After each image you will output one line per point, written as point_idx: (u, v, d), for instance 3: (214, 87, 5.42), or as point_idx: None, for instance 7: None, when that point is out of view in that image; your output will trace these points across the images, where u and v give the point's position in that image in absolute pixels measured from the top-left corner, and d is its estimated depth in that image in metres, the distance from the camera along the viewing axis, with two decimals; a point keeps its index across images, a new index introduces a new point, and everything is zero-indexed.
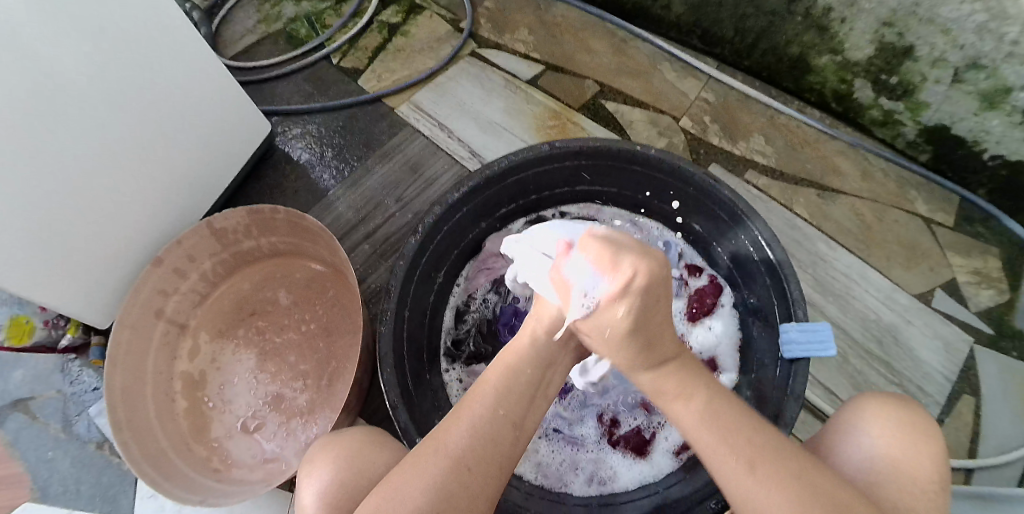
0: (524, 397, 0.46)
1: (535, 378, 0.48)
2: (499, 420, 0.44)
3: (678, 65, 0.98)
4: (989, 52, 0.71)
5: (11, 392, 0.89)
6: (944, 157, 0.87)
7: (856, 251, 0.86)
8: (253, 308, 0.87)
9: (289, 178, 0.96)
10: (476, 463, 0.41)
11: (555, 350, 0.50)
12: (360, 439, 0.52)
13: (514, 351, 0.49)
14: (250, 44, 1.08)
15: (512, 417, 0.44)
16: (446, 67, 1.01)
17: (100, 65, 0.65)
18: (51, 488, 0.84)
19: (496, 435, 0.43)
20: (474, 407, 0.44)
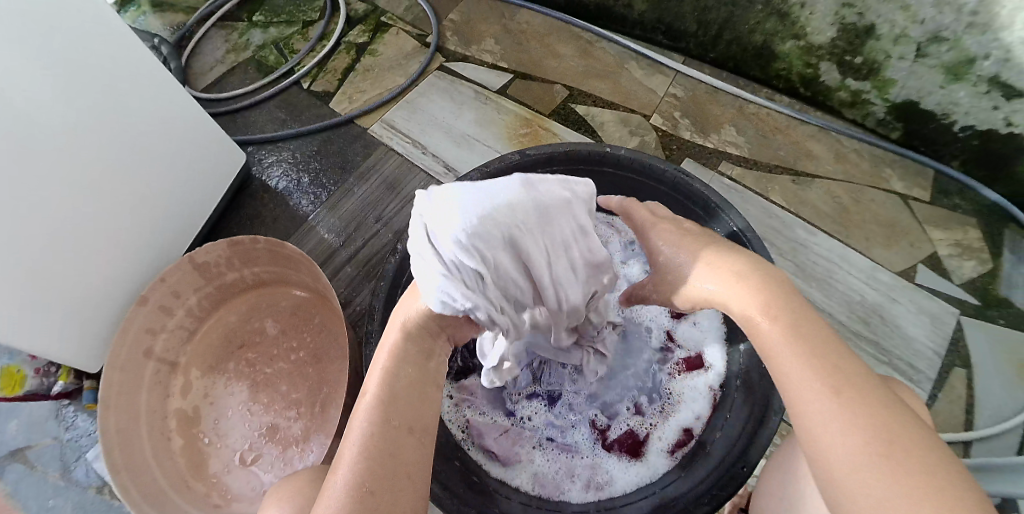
0: (411, 395, 0.44)
1: (420, 370, 0.46)
2: (393, 429, 0.42)
3: (645, 63, 0.99)
4: (950, 24, 0.73)
5: (4, 443, 0.88)
6: (915, 132, 0.89)
7: (835, 233, 0.87)
8: (241, 341, 0.86)
9: (266, 207, 0.96)
10: (379, 481, 0.39)
11: (428, 338, 0.47)
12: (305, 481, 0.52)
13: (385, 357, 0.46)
14: (220, 75, 1.08)
15: (404, 422, 0.42)
16: (416, 82, 1.01)
17: (68, 110, 0.65)
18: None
19: (390, 443, 0.41)
20: (359, 425, 0.42)
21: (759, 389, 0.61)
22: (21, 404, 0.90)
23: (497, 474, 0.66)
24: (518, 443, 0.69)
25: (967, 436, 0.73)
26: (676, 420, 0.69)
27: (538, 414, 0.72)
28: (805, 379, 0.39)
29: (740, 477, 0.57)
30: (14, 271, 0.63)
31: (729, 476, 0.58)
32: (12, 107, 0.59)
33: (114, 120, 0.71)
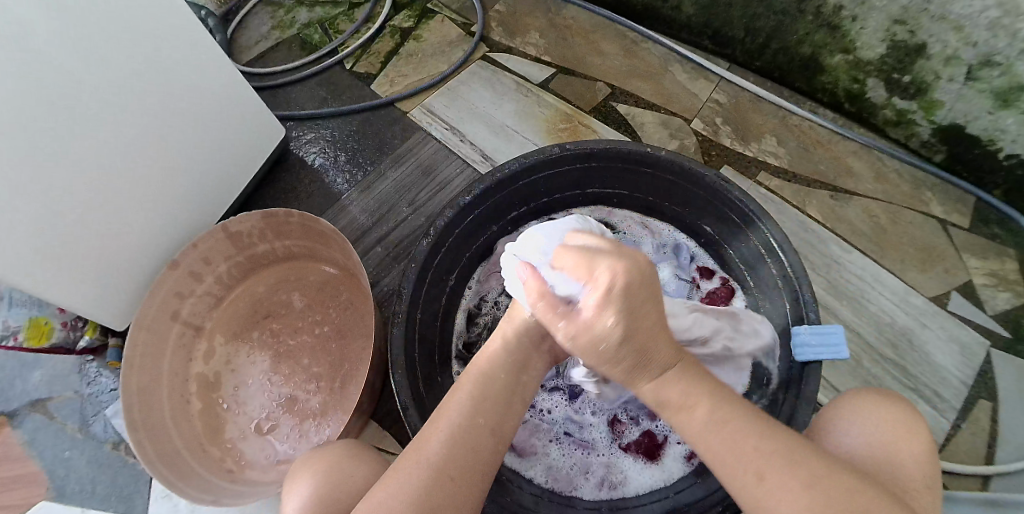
0: (498, 402, 0.47)
1: (509, 381, 0.49)
2: (478, 427, 0.45)
3: (689, 67, 0.98)
4: (1003, 49, 0.71)
5: (29, 393, 0.91)
6: (958, 156, 0.87)
7: (870, 252, 0.85)
8: (267, 312, 0.88)
9: (302, 182, 0.97)
10: (457, 468, 0.43)
11: (525, 353, 0.51)
12: (341, 452, 0.53)
13: (487, 358, 0.50)
14: (265, 50, 1.10)
15: (486, 423, 0.45)
16: (458, 70, 1.02)
17: (115, 73, 0.67)
18: (67, 487, 0.85)
19: (475, 442, 0.44)
20: (453, 415, 0.45)
21: (782, 402, 0.60)
22: (48, 355, 0.93)
23: (512, 464, 0.66)
24: (535, 435, 0.69)
25: (986, 470, 0.72)
26: None
27: (557, 408, 0.71)
28: (727, 458, 0.41)
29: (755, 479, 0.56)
30: (48, 224, 0.65)
31: None
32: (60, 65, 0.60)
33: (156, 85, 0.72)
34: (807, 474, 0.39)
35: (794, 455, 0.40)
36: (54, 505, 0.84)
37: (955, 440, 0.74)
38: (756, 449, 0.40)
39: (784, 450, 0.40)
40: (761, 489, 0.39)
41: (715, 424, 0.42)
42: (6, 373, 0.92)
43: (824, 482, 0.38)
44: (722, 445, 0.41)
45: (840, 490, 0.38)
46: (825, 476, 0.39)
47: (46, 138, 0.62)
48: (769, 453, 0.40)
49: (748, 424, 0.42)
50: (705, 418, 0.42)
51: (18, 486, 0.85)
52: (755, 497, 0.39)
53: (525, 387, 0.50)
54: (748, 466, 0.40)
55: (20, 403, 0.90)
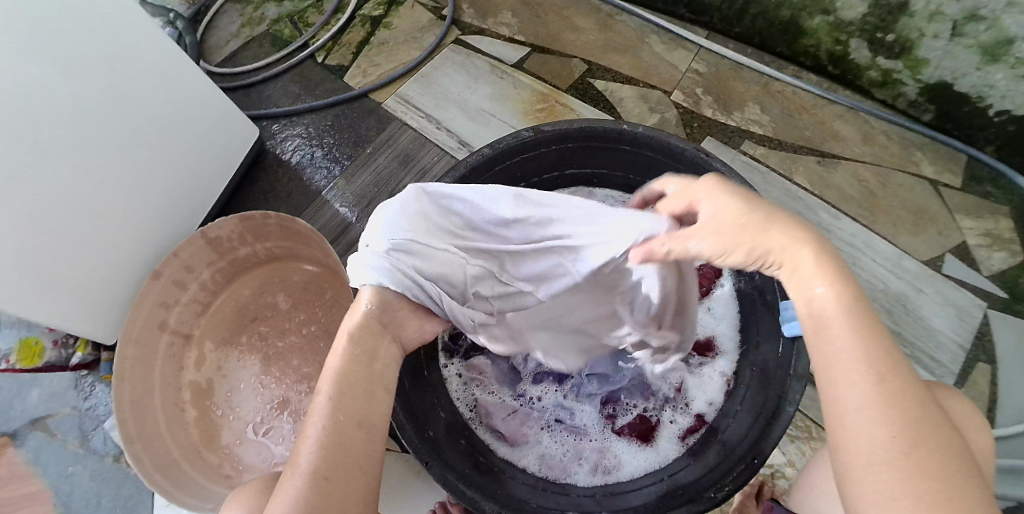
0: (358, 397, 0.41)
1: (368, 363, 0.44)
2: (345, 426, 0.40)
3: (667, 37, 0.96)
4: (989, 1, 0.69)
5: (28, 412, 0.90)
6: (948, 114, 0.84)
7: (860, 218, 0.83)
8: (254, 315, 0.86)
9: (281, 181, 0.95)
10: (336, 470, 0.38)
11: (376, 338, 0.45)
12: (252, 492, 0.49)
13: (339, 353, 0.43)
14: (234, 49, 1.07)
15: (349, 422, 0.40)
16: (430, 56, 0.99)
17: (74, 86, 0.64)
18: (73, 502, 0.85)
19: (343, 440, 0.39)
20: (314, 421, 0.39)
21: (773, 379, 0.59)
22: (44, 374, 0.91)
23: (503, 453, 0.66)
24: (526, 424, 0.69)
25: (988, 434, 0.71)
26: (689, 406, 0.67)
27: (547, 396, 0.70)
28: (854, 348, 0.35)
29: (755, 467, 0.55)
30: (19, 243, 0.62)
31: (745, 465, 0.56)
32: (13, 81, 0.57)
33: (119, 92, 0.70)
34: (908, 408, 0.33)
35: (899, 380, 0.34)
36: None
37: None
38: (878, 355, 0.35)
39: (897, 363, 0.35)
40: (851, 398, 0.34)
41: (846, 328, 0.36)
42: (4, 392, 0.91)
43: (924, 424, 0.33)
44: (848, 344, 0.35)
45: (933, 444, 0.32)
46: (935, 421, 0.33)
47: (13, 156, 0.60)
48: (890, 368, 0.34)
49: (877, 334, 0.36)
50: (847, 326, 0.36)
51: (23, 504, 0.85)
52: (845, 404, 0.34)
53: (382, 373, 0.44)
54: (861, 368, 0.34)
55: (20, 422, 0.90)
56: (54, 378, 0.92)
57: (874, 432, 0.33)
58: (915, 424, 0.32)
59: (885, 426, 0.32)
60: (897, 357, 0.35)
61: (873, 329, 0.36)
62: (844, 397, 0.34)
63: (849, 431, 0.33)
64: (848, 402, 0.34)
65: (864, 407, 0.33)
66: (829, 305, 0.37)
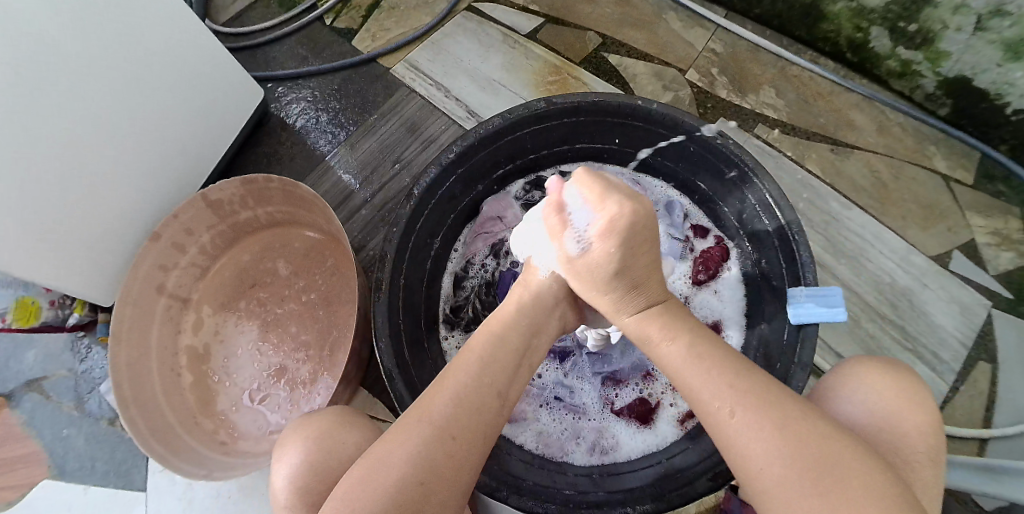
0: (506, 368, 0.45)
1: (523, 340, 0.47)
2: (484, 389, 0.43)
3: (685, 15, 0.93)
4: None
5: (25, 373, 0.89)
6: (964, 110, 0.81)
7: (871, 210, 0.82)
8: (252, 281, 0.85)
9: (285, 145, 0.93)
10: (463, 430, 0.41)
11: (532, 320, 0.49)
12: (332, 420, 0.53)
13: (485, 340, 0.46)
14: (240, 9, 1.04)
15: (475, 411, 0.42)
16: (440, 23, 0.97)
17: (72, 40, 0.61)
18: (67, 467, 0.85)
19: (477, 404, 0.42)
20: (458, 376, 0.43)
21: (778, 366, 0.58)
22: (40, 335, 0.90)
23: (502, 429, 0.65)
24: (526, 400, 0.68)
25: (985, 433, 0.71)
26: None
27: (548, 373, 0.69)
28: (704, 383, 0.40)
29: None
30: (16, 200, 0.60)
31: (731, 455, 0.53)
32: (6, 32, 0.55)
33: (119, 47, 0.67)
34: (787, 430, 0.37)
35: (775, 398, 0.39)
36: (58, 483, 0.84)
37: (953, 401, 0.74)
38: (729, 389, 0.39)
39: (761, 390, 0.39)
40: (728, 423, 0.38)
41: (695, 365, 0.41)
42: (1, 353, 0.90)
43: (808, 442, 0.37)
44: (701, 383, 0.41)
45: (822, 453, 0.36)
46: (805, 427, 0.37)
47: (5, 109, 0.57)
48: (752, 396, 0.39)
49: (732, 369, 0.41)
50: (693, 365, 0.41)
51: (20, 465, 0.85)
52: (731, 438, 0.38)
53: (534, 352, 0.48)
54: (730, 405, 0.39)
55: (16, 384, 0.88)
56: (49, 341, 0.90)
57: (762, 458, 0.37)
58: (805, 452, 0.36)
59: (772, 448, 0.37)
60: (759, 390, 0.39)
61: (724, 361, 0.41)
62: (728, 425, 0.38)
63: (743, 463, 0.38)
64: (730, 431, 0.38)
65: (752, 439, 0.37)
66: (684, 354, 0.42)
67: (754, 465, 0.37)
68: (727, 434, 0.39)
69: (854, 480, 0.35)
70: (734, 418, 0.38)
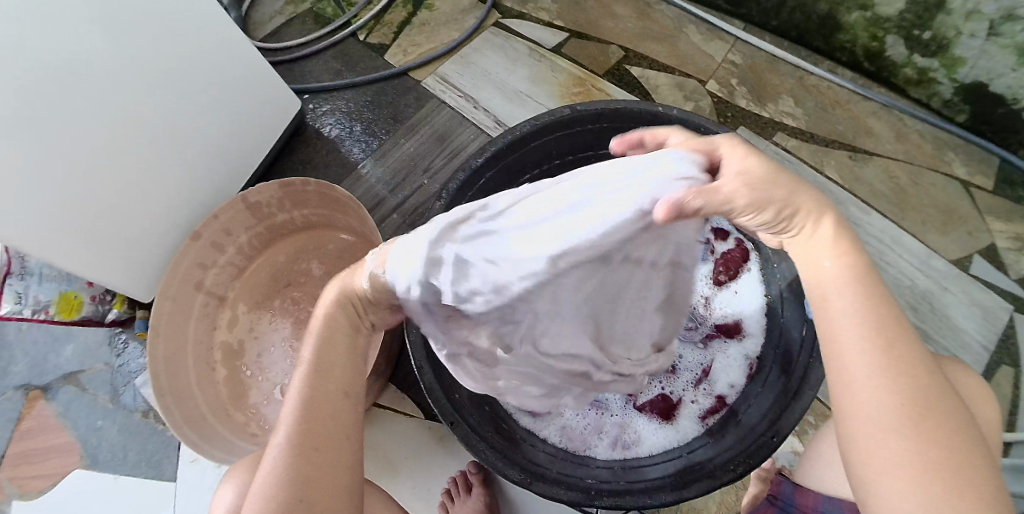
0: (344, 369, 0.42)
1: (352, 339, 0.44)
2: (330, 395, 0.40)
3: (705, 28, 0.96)
4: None
5: (63, 366, 0.89)
6: (983, 116, 0.82)
7: (889, 214, 0.83)
8: (288, 280, 0.89)
9: (319, 153, 0.98)
10: (320, 440, 0.38)
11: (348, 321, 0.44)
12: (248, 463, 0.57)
13: (308, 350, 0.42)
14: (278, 26, 1.10)
15: (322, 420, 0.39)
16: (470, 38, 1.01)
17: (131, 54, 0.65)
18: (100, 456, 0.84)
19: (323, 411, 0.39)
20: (294, 389, 0.40)
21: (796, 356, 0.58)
22: (79, 328, 0.90)
23: (523, 423, 0.65)
24: None
25: (1010, 436, 0.71)
26: (712, 387, 0.65)
27: None
28: (856, 315, 0.35)
29: (763, 450, 0.54)
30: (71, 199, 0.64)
31: (760, 444, 0.55)
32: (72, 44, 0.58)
33: (171, 59, 0.70)
34: (924, 392, 0.32)
35: (912, 348, 0.34)
36: (90, 473, 0.83)
37: None
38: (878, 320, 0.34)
39: (911, 345, 0.34)
40: (860, 366, 0.33)
41: (849, 300, 0.35)
42: (40, 347, 0.90)
43: (933, 405, 0.32)
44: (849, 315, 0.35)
45: (942, 417, 0.31)
46: (936, 388, 0.33)
47: (65, 114, 0.61)
48: (889, 335, 0.34)
49: (893, 320, 0.34)
50: (850, 305, 0.35)
51: (53, 455, 0.85)
52: (854, 370, 0.33)
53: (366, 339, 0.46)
54: (870, 338, 0.34)
55: (53, 377, 0.88)
56: (88, 335, 0.89)
57: (882, 409, 0.32)
58: (921, 397, 0.32)
59: (899, 404, 0.32)
60: (913, 351, 0.34)
61: (884, 309, 0.35)
62: (849, 365, 0.34)
63: (849, 400, 0.33)
64: (855, 370, 0.33)
65: (871, 385, 0.33)
66: (840, 288, 0.36)
67: (864, 412, 0.32)
68: (845, 371, 0.34)
69: (965, 451, 0.31)
70: (870, 351, 0.33)
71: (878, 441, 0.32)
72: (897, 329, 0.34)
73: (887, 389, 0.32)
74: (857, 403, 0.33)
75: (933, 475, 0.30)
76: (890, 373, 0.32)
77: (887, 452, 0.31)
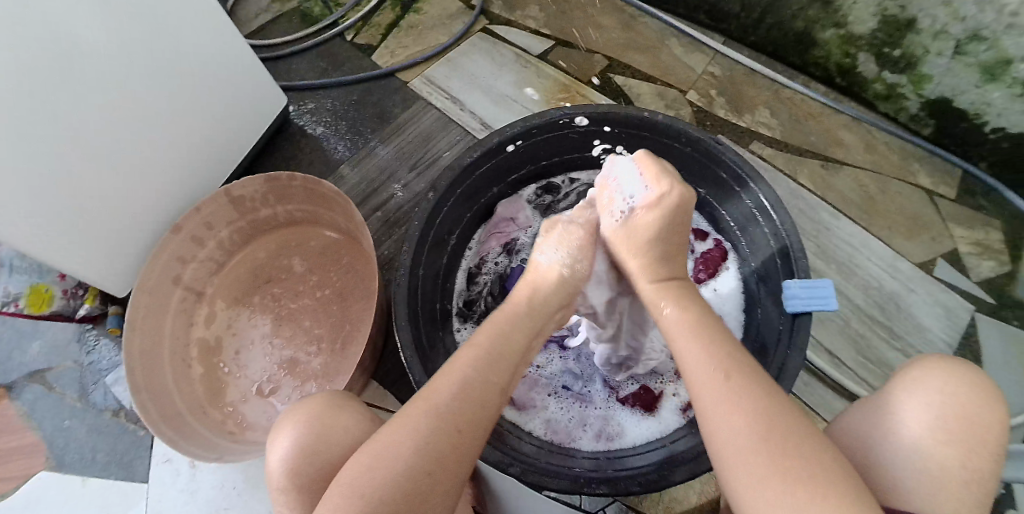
0: (509, 363, 0.47)
1: (526, 333, 0.50)
2: (488, 382, 0.45)
3: (686, 41, 1.00)
4: (990, 23, 0.72)
5: (27, 364, 0.85)
6: (946, 130, 0.87)
7: (858, 220, 0.86)
8: (268, 277, 0.87)
9: (303, 151, 0.97)
10: (466, 423, 0.43)
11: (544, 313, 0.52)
12: (320, 404, 0.53)
13: (484, 333, 0.49)
14: (264, 24, 1.10)
15: (474, 407, 0.43)
16: (458, 43, 1.03)
17: (117, 41, 0.64)
18: (66, 458, 0.80)
19: (481, 396, 0.44)
20: (465, 367, 0.45)
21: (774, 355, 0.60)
22: (47, 324, 0.87)
23: (511, 417, 0.66)
24: (535, 389, 0.69)
25: None
26: None
27: (554, 362, 0.71)
28: (718, 380, 0.41)
29: None
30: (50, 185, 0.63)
31: None
32: (59, 28, 0.58)
33: (159, 49, 0.70)
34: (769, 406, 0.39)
35: (772, 404, 0.39)
36: (55, 474, 0.80)
37: None
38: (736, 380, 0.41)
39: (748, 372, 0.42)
40: (707, 393, 0.40)
41: (690, 341, 0.45)
42: (4, 345, 0.87)
43: (800, 446, 0.36)
44: (713, 379, 0.41)
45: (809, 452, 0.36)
46: (806, 434, 0.37)
47: (51, 98, 0.60)
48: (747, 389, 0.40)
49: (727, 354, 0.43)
50: (700, 348, 0.44)
51: (17, 456, 0.81)
52: (724, 423, 0.39)
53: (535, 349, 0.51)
54: (729, 397, 0.40)
55: (18, 375, 0.85)
56: (56, 331, 0.87)
57: (749, 447, 0.37)
58: (786, 436, 0.37)
59: (745, 419, 0.38)
60: (762, 380, 0.41)
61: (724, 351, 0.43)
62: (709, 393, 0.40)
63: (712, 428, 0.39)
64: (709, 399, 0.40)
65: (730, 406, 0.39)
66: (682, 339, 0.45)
67: (726, 429, 0.38)
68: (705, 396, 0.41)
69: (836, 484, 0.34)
70: (733, 404, 0.39)
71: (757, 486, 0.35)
72: (749, 385, 0.40)
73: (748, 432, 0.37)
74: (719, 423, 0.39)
75: (785, 465, 0.35)
76: (747, 419, 0.38)
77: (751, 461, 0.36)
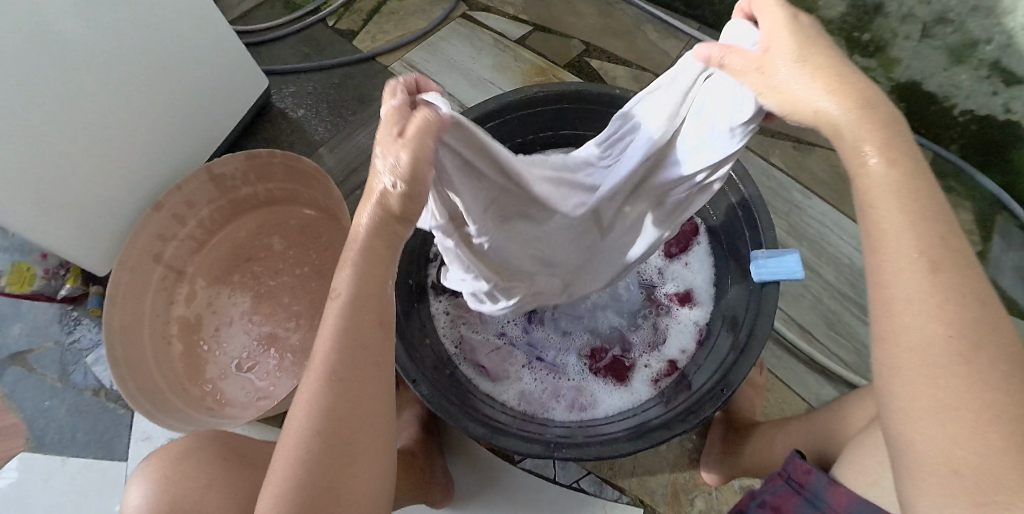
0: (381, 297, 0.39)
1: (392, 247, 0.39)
2: (364, 323, 0.38)
3: (661, 27, 1.01)
4: (955, 6, 0.71)
5: (4, 347, 0.85)
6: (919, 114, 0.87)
7: (830, 199, 0.87)
8: (248, 255, 0.87)
9: (284, 133, 0.98)
10: (353, 372, 0.37)
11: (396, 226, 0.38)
12: None
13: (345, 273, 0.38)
14: (245, 9, 1.10)
15: (361, 358, 0.38)
16: (437, 28, 1.04)
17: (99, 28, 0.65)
18: (47, 437, 0.80)
19: (364, 339, 0.38)
20: (331, 315, 0.38)
21: (737, 330, 0.59)
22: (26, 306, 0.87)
23: (486, 388, 0.67)
24: (508, 362, 0.70)
25: None
26: (664, 352, 0.69)
27: (521, 332, 0.72)
28: (901, 232, 0.31)
29: (707, 411, 0.54)
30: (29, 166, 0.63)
31: (709, 398, 0.55)
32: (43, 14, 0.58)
33: (146, 34, 0.71)
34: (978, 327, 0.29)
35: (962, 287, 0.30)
36: (34, 455, 0.79)
37: None
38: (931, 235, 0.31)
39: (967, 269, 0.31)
40: (901, 297, 0.31)
41: (891, 194, 0.32)
42: None
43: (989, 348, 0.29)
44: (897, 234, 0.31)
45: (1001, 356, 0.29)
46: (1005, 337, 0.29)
47: (40, 77, 0.61)
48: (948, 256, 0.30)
49: (950, 249, 0.31)
50: (903, 228, 0.31)
51: None
52: (894, 304, 0.31)
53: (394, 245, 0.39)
54: (916, 262, 0.30)
55: None
56: (40, 311, 0.86)
57: (926, 340, 0.30)
58: (974, 323, 0.29)
59: (935, 314, 0.29)
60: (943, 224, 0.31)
61: (939, 222, 0.31)
62: (895, 296, 0.31)
63: (893, 340, 0.31)
64: (900, 306, 0.31)
65: (915, 322, 0.30)
66: (885, 200, 0.32)
67: (894, 306, 0.31)
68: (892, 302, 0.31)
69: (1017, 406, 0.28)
70: (926, 276, 0.30)
71: (909, 385, 0.30)
72: (941, 253, 0.30)
73: (923, 323, 0.30)
74: (901, 347, 0.30)
75: (987, 415, 0.28)
76: (928, 298, 0.30)
77: (925, 398, 0.29)
